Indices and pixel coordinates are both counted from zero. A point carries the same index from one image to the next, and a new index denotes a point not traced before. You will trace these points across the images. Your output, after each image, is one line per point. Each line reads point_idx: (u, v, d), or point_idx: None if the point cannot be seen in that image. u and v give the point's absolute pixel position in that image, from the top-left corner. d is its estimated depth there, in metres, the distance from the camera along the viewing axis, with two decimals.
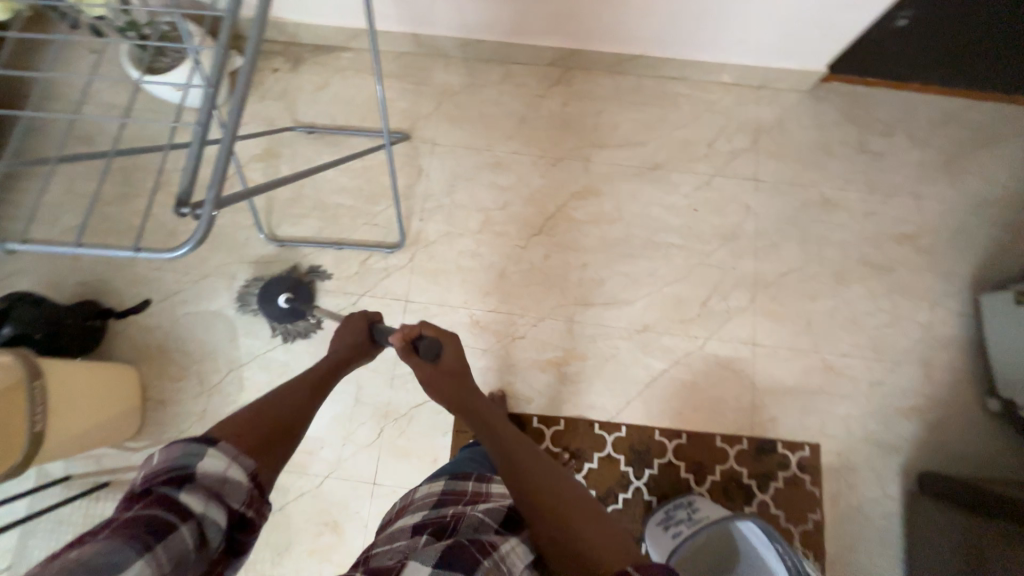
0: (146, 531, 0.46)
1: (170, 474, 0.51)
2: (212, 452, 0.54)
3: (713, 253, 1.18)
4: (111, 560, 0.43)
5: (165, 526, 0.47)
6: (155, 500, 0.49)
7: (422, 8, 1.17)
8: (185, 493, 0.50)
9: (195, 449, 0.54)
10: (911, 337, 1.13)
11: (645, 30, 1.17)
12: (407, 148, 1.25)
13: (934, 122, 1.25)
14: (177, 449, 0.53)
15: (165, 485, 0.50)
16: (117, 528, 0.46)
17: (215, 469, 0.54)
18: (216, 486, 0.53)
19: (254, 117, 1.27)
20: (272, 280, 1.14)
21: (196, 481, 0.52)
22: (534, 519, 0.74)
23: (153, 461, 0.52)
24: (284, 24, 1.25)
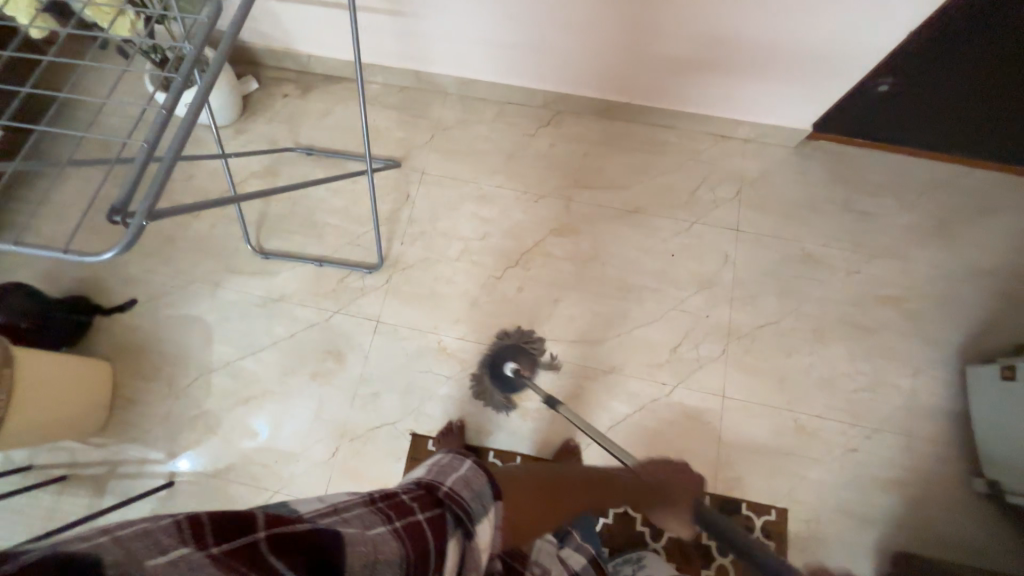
0: (426, 555, 0.43)
1: (460, 509, 0.48)
2: (490, 514, 0.51)
3: (689, 299, 1.17)
4: (397, 570, 0.40)
5: (434, 565, 0.43)
6: (443, 522, 0.46)
7: (422, 48, 1.24)
8: (458, 540, 0.47)
9: (489, 501, 0.52)
10: (892, 404, 1.08)
11: (632, 79, 1.21)
12: (398, 175, 1.30)
13: (926, 187, 1.23)
14: (482, 488, 0.51)
15: (455, 516, 0.47)
16: (404, 530, 0.42)
17: (483, 532, 0.50)
18: (471, 551, 0.48)
19: (260, 137, 1.35)
20: (507, 343, 1.16)
21: (470, 540, 0.48)
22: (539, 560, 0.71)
23: (466, 476, 0.52)
24: (296, 55, 1.35)
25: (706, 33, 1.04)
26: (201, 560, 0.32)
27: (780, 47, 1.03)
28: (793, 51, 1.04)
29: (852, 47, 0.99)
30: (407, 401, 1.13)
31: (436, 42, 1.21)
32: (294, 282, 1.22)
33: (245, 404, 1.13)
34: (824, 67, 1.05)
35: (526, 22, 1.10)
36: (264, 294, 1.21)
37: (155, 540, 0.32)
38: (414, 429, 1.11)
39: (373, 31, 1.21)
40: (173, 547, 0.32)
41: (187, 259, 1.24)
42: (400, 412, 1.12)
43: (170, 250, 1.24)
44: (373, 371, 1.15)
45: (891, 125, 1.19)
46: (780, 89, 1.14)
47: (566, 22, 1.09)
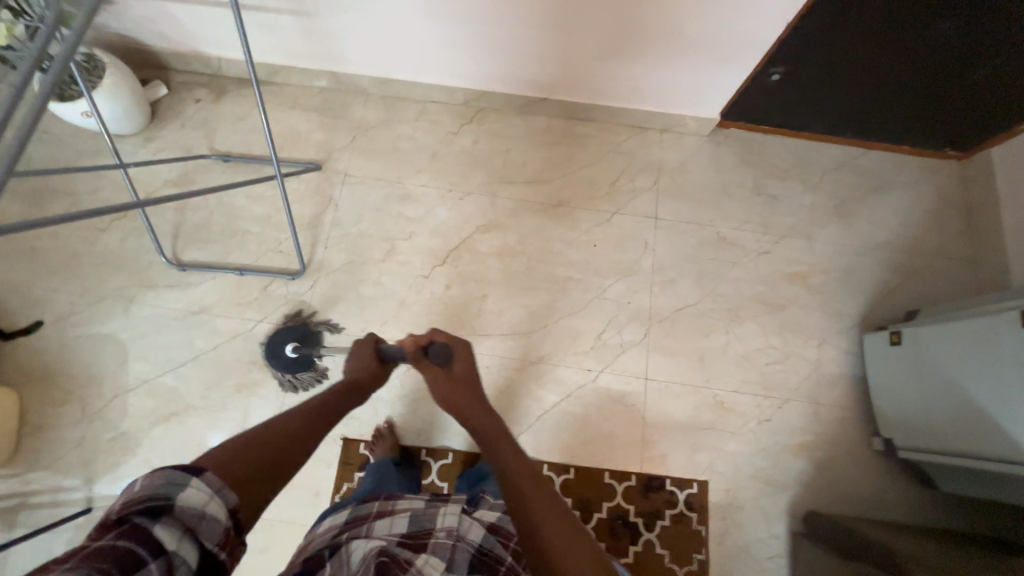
0: (122, 562, 0.40)
1: (150, 506, 0.45)
2: (199, 481, 0.49)
3: (612, 287, 1.21)
4: None
5: (136, 560, 0.41)
6: (131, 530, 0.43)
7: (334, 49, 1.22)
8: (162, 526, 0.45)
9: (187, 475, 0.48)
10: (800, 374, 1.15)
11: (547, 76, 1.23)
12: (320, 178, 1.28)
13: (825, 169, 1.32)
14: (164, 475, 0.47)
15: (144, 516, 0.44)
16: (84, 559, 0.39)
17: (199, 498, 0.48)
18: (196, 517, 0.47)
19: (172, 144, 1.30)
20: (286, 326, 1.15)
21: (181, 512, 0.46)
22: (441, 521, 0.79)
23: (132, 490, 0.46)
24: (206, 58, 1.30)
25: (606, 31, 1.07)
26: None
27: (678, 43, 1.07)
28: (690, 48, 1.08)
29: (746, 42, 1.05)
30: None
31: (347, 43, 1.20)
32: (213, 293, 1.18)
33: (165, 423, 1.10)
34: (720, 60, 1.10)
35: (433, 23, 1.10)
36: (182, 307, 1.17)
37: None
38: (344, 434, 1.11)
39: (281, 32, 1.18)
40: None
41: (96, 276, 1.18)
42: None
43: (78, 268, 1.18)
44: (300, 379, 1.14)
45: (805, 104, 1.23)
46: (684, 81, 1.18)
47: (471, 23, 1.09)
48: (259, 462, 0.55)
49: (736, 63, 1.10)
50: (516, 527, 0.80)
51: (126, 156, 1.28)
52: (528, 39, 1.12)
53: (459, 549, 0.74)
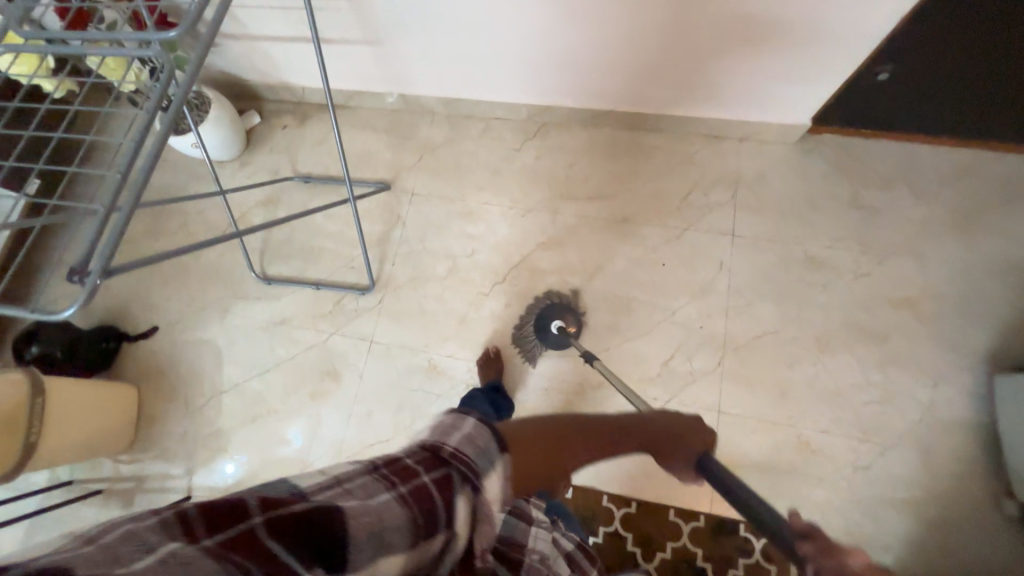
0: (426, 521, 0.41)
1: (464, 471, 0.45)
2: (498, 465, 0.48)
3: (680, 309, 1.13)
4: (393, 539, 0.39)
5: (433, 527, 0.42)
6: (444, 484, 0.43)
7: (403, 73, 1.27)
8: (462, 499, 0.44)
9: (495, 456, 0.47)
10: (907, 416, 1.00)
11: (614, 87, 1.18)
12: (388, 197, 1.34)
13: (944, 176, 1.13)
14: (483, 448, 0.47)
15: (458, 477, 0.44)
16: (405, 502, 0.41)
17: (491, 493, 0.46)
18: (480, 512, 0.46)
19: (262, 168, 1.43)
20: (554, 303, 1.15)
21: (480, 495, 0.45)
22: (535, 543, 0.68)
23: (461, 433, 0.47)
24: (292, 87, 1.42)
25: (682, 36, 1.00)
26: (193, 553, 0.33)
27: (765, 44, 0.97)
28: (783, 47, 0.97)
29: (852, 39, 0.92)
30: (399, 419, 1.17)
31: (416, 67, 1.24)
32: (293, 305, 1.28)
33: (251, 423, 1.21)
34: (813, 61, 0.99)
35: (497, 43, 1.11)
36: (267, 317, 1.28)
37: (145, 537, 0.33)
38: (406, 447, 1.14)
39: (355, 62, 1.25)
40: (162, 543, 0.33)
41: (199, 288, 1.33)
42: (393, 431, 1.16)
43: (186, 280, 1.34)
44: (366, 389, 1.19)
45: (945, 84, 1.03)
46: (767, 88, 1.08)
47: (536, 41, 1.08)
48: (532, 467, 0.54)
49: (837, 63, 0.98)
50: (583, 562, 0.78)
51: (225, 179, 1.43)
52: (593, 53, 1.09)
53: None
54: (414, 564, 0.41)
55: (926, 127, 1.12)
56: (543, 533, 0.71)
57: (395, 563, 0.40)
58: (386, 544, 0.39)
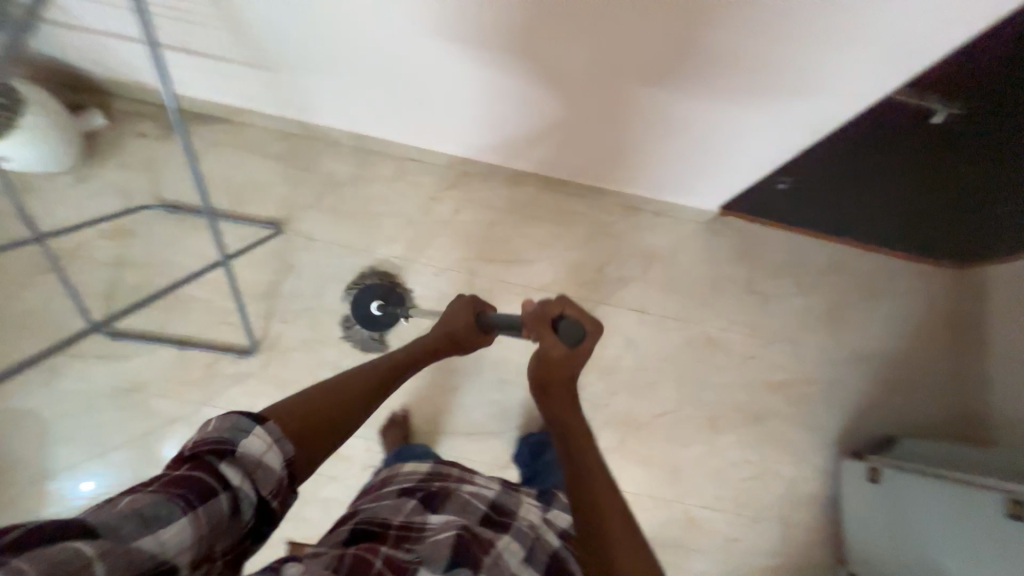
0: (191, 495, 0.40)
1: (215, 447, 0.44)
2: (260, 430, 0.47)
3: (589, 386, 1.14)
4: (156, 515, 0.38)
5: (199, 494, 0.41)
6: (199, 468, 0.42)
7: (301, 102, 1.09)
8: (225, 467, 0.44)
9: (252, 425, 0.47)
10: (774, 493, 1.12)
11: (540, 156, 1.13)
12: (280, 242, 1.16)
13: (822, 268, 1.26)
14: (231, 419, 0.46)
15: (208, 457, 0.43)
16: (161, 487, 0.40)
17: (258, 450, 0.47)
18: (254, 468, 0.46)
19: (112, 188, 1.16)
20: (366, 285, 1.14)
21: (245, 463, 0.45)
22: (524, 513, 0.77)
23: (206, 427, 0.45)
24: (154, 90, 1.15)
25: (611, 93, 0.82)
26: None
27: (696, 136, 0.89)
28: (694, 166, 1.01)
29: (748, 175, 0.99)
30: None
31: (317, 100, 1.07)
32: (150, 368, 1.07)
33: None
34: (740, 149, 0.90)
35: (410, 86, 0.95)
36: (114, 382, 1.05)
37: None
38: (291, 537, 1.03)
39: (240, 80, 1.04)
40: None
41: (16, 341, 1.05)
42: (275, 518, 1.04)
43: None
44: None
45: (846, 204, 1.10)
46: (692, 164, 1.01)
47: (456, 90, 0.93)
48: (325, 415, 0.56)
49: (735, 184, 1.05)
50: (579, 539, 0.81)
51: (56, 196, 1.13)
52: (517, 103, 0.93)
53: (537, 546, 0.70)
54: (205, 528, 0.40)
55: (832, 228, 1.22)
56: (531, 508, 0.79)
57: (171, 535, 0.38)
58: (152, 520, 0.38)
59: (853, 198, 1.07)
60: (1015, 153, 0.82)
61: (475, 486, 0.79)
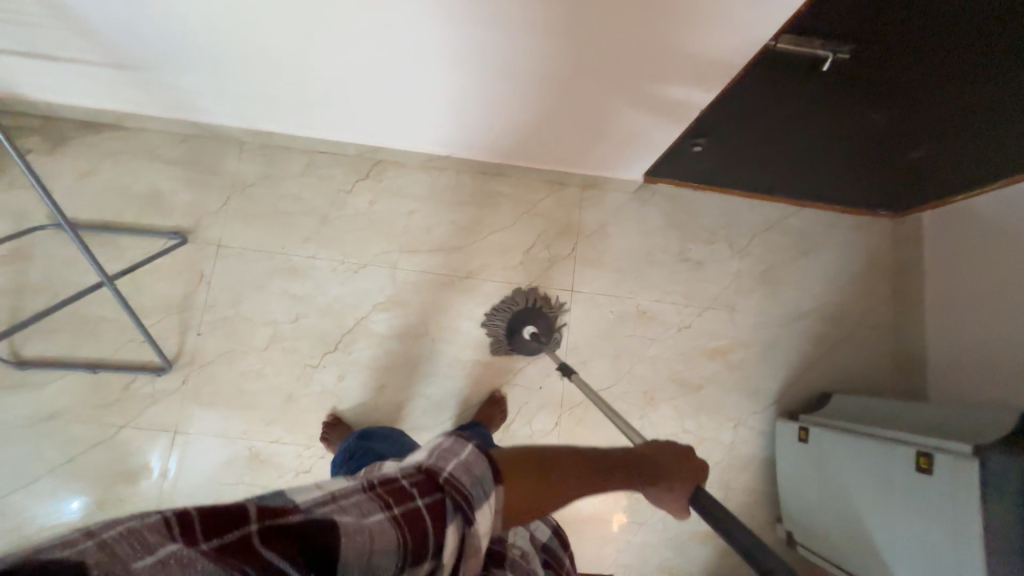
0: (412, 548, 0.37)
1: (461, 498, 0.40)
2: (493, 499, 0.41)
3: (522, 371, 1.12)
4: (378, 563, 0.35)
5: (420, 552, 0.37)
6: (434, 509, 0.38)
7: (184, 101, 1.02)
8: (455, 527, 0.39)
9: (490, 488, 0.41)
10: (712, 459, 1.13)
11: (447, 135, 1.06)
12: (188, 251, 1.11)
13: (756, 230, 1.23)
14: (481, 470, 0.41)
15: (452, 505, 0.39)
16: (399, 519, 0.37)
17: (484, 525, 0.40)
18: (468, 546, 0.40)
19: (0, 209, 1.09)
20: (533, 305, 1.12)
21: (470, 529, 0.40)
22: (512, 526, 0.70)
23: (462, 458, 0.42)
24: (31, 101, 1.07)
25: (502, 36, 0.73)
26: (192, 555, 0.30)
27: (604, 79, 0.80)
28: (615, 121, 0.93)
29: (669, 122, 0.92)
30: None
31: (199, 97, 1.00)
32: (64, 394, 1.03)
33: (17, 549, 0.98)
34: (660, 90, 0.82)
35: (286, 66, 0.86)
36: (28, 412, 1.02)
37: (144, 539, 0.29)
38: None
39: (109, 82, 0.96)
40: (162, 545, 0.30)
41: None
42: None
43: None
44: (173, 488, 1.03)
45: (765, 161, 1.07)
46: (618, 118, 0.92)
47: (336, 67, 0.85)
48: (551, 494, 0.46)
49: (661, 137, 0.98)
50: (559, 552, 0.75)
51: None
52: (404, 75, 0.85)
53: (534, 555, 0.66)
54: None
55: (758, 190, 1.19)
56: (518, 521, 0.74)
57: None
58: (374, 571, 0.35)
59: (770, 155, 1.03)
60: (911, 99, 0.80)
61: None
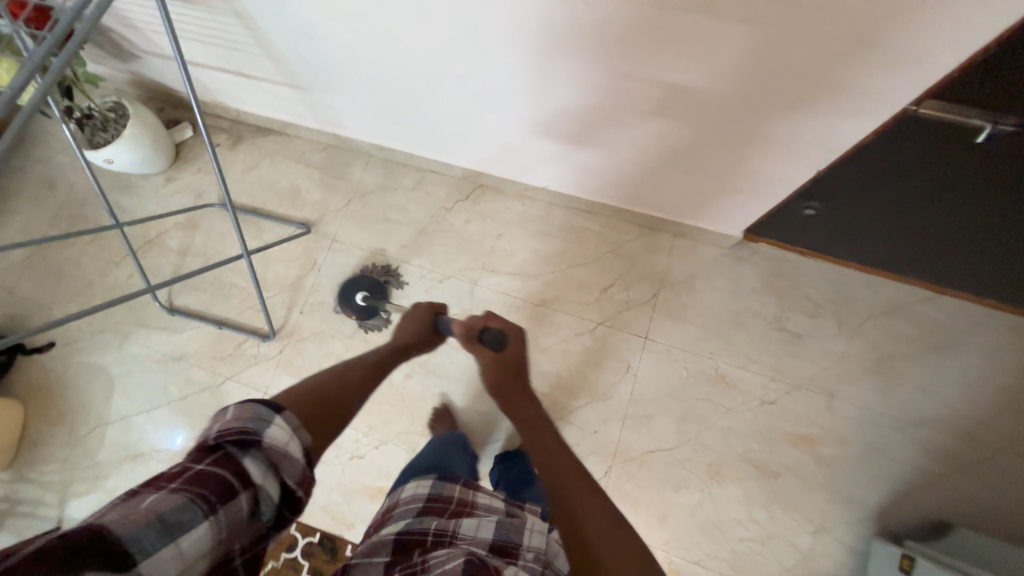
0: (209, 495, 0.39)
1: (240, 437, 0.44)
2: (280, 419, 0.47)
3: (578, 410, 1.09)
4: (178, 520, 0.37)
5: (225, 490, 0.40)
6: (220, 459, 0.42)
7: (333, 118, 1.21)
8: (248, 459, 0.43)
9: (271, 413, 0.47)
10: (782, 563, 0.97)
11: (546, 169, 1.12)
12: (308, 241, 1.28)
13: (873, 311, 1.08)
14: (251, 408, 0.46)
15: (234, 447, 0.43)
16: (183, 486, 0.39)
17: (279, 437, 0.46)
18: (278, 457, 0.45)
19: (187, 187, 1.37)
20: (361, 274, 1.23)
21: (264, 451, 0.45)
22: (529, 539, 0.69)
23: (225, 415, 0.44)
24: (227, 107, 1.35)
25: (610, 77, 0.76)
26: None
27: (703, 126, 0.80)
28: (717, 167, 0.89)
29: (781, 170, 0.84)
30: None
31: (345, 116, 1.18)
32: (193, 343, 1.24)
33: (132, 461, 1.18)
34: (772, 142, 0.78)
35: (419, 96, 0.99)
36: (166, 350, 1.24)
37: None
38: None
39: (284, 99, 1.18)
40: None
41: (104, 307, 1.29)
42: None
43: (92, 296, 1.30)
44: None
45: (888, 230, 0.96)
46: (720, 173, 0.91)
47: (465, 101, 0.95)
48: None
49: (771, 189, 0.90)
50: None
51: (147, 192, 1.37)
52: (523, 112, 0.93)
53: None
54: (226, 530, 0.39)
55: (872, 264, 1.07)
56: (538, 528, 0.73)
57: (193, 541, 0.37)
58: (174, 527, 0.37)
59: (894, 224, 0.93)
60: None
61: (474, 515, 0.72)
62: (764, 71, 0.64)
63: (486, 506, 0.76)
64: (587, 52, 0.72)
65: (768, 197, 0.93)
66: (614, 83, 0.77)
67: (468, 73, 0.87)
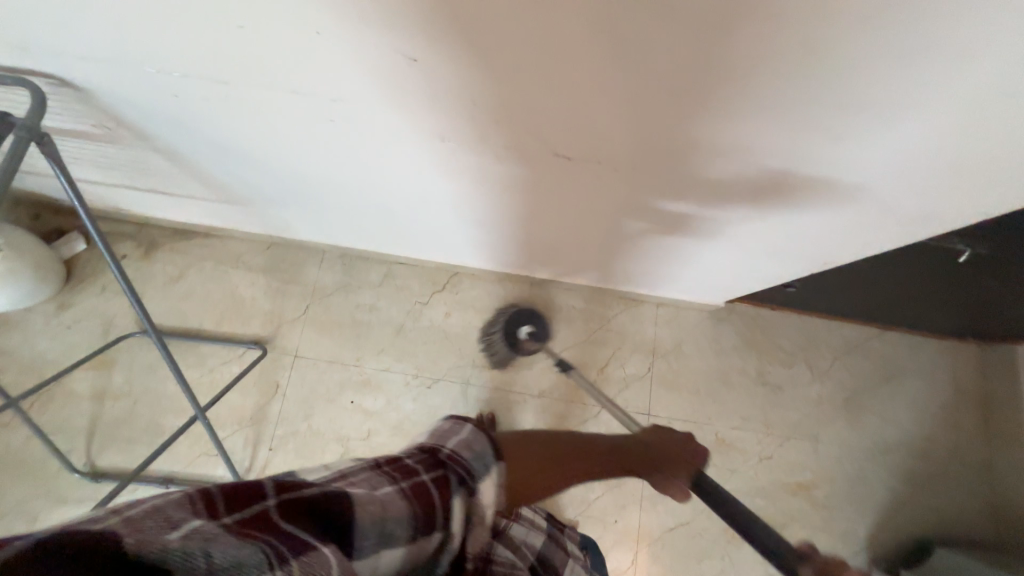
0: (423, 516, 0.36)
1: (460, 472, 0.40)
2: (496, 469, 0.42)
3: (595, 500, 1.08)
4: (393, 531, 0.34)
5: (430, 524, 0.36)
6: (441, 487, 0.38)
7: (281, 225, 1.05)
8: (458, 500, 0.39)
9: (494, 464, 0.42)
10: None
11: (523, 259, 1.06)
12: (266, 361, 1.12)
13: (836, 352, 1.19)
14: (480, 447, 0.42)
15: (455, 479, 0.39)
16: (407, 492, 0.37)
17: (488, 497, 0.41)
18: (475, 516, 0.40)
19: (90, 314, 1.11)
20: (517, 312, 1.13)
21: (474, 501, 0.40)
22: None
23: (455, 442, 0.42)
24: (133, 212, 1.11)
25: (599, 193, 0.70)
26: (216, 529, 0.28)
27: (695, 230, 0.77)
28: (706, 257, 0.88)
29: (769, 263, 0.85)
30: None
31: (297, 224, 1.03)
32: None
33: None
34: (764, 242, 0.77)
35: (389, 209, 0.88)
36: None
37: (169, 517, 0.27)
38: None
39: (217, 211, 1.00)
40: (186, 521, 0.27)
41: None
42: None
43: None
44: None
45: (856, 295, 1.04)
46: (709, 261, 0.90)
47: (439, 214, 0.88)
48: None
49: (761, 275, 0.92)
50: None
51: (35, 325, 1.10)
52: (506, 224, 0.88)
53: None
54: (409, 563, 0.36)
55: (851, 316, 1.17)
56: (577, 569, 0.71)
57: (390, 559, 0.34)
58: (388, 536, 0.34)
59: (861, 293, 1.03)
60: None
61: (522, 524, 0.71)
62: (752, 211, 0.67)
63: (528, 519, 0.74)
64: (565, 185, 0.70)
65: (752, 282, 0.97)
66: (599, 197, 0.71)
67: (443, 196, 0.79)
